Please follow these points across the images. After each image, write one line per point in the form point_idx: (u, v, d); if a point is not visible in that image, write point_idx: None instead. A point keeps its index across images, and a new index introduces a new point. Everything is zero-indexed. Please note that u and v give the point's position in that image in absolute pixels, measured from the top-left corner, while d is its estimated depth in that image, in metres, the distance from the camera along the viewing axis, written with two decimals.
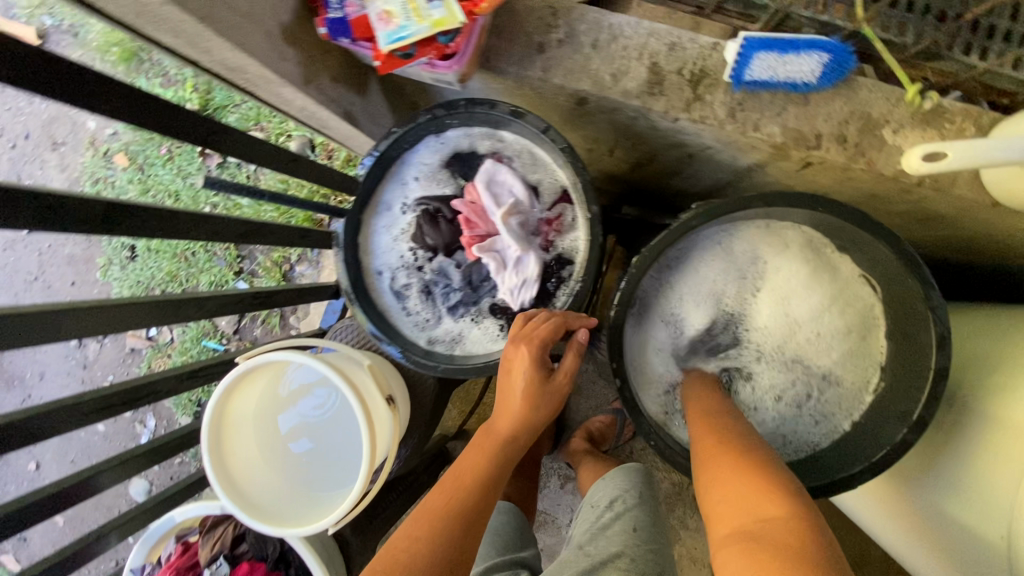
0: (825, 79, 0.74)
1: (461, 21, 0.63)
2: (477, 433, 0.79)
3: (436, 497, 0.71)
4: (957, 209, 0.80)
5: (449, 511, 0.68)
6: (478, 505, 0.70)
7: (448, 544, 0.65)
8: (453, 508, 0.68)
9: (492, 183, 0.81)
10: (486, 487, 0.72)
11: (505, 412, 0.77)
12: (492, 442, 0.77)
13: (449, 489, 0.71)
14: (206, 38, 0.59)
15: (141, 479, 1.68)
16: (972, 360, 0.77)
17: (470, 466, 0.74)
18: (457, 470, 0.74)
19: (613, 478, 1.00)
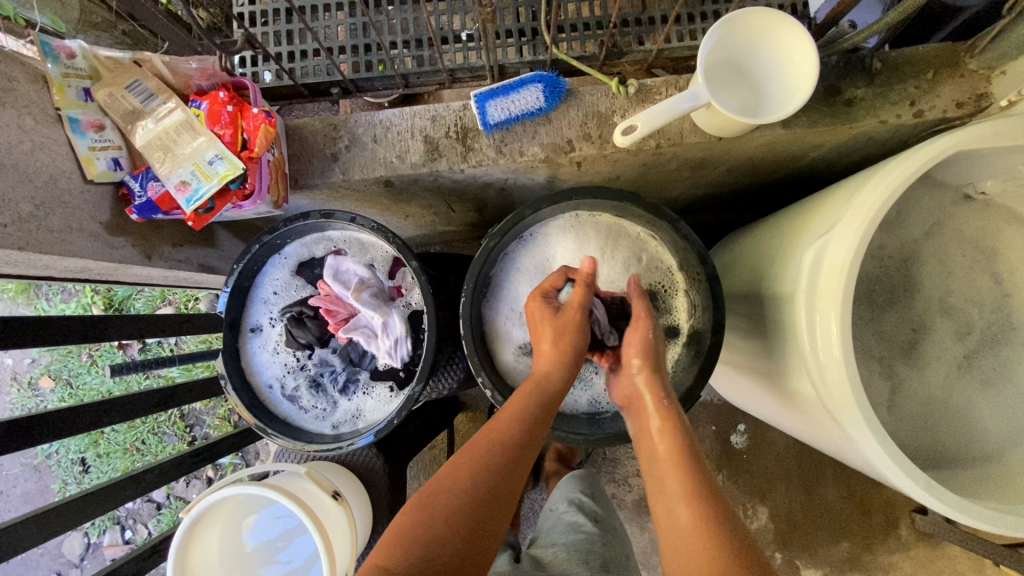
0: (551, 100, 0.92)
1: (242, 167, 0.79)
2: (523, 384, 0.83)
3: (476, 445, 0.76)
4: (705, 152, 0.98)
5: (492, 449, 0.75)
6: (511, 463, 0.74)
7: (482, 480, 0.72)
8: (481, 458, 0.74)
9: (339, 274, 0.93)
10: (529, 435, 0.77)
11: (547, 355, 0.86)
12: (530, 394, 0.81)
13: (486, 438, 0.76)
14: (36, 258, 0.71)
15: None
16: (760, 260, 0.92)
17: (509, 418, 0.78)
18: (500, 416, 0.78)
19: (569, 485, 1.12)
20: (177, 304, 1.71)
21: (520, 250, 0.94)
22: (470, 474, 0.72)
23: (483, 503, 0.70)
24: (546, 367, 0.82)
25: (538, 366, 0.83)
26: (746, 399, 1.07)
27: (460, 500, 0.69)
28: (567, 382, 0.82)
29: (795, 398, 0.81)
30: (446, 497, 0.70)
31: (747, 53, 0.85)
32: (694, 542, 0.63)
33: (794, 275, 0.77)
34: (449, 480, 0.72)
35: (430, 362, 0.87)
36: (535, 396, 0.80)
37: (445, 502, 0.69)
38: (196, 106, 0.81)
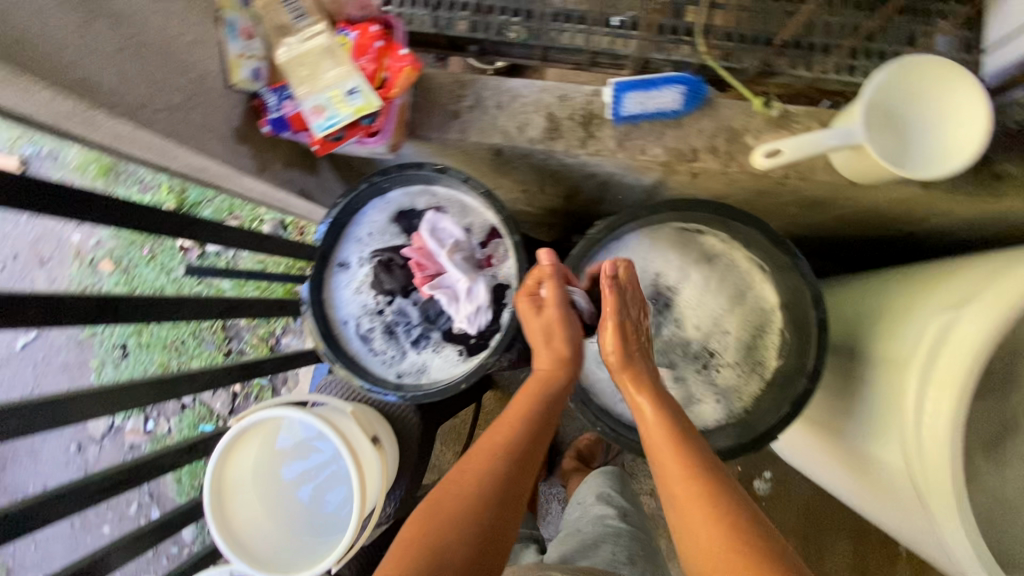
0: (688, 105, 0.89)
1: (378, 105, 0.78)
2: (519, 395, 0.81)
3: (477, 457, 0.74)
4: (826, 192, 0.94)
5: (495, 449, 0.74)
6: (518, 471, 0.73)
7: (490, 479, 0.72)
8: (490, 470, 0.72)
9: (436, 231, 0.93)
10: (535, 435, 0.77)
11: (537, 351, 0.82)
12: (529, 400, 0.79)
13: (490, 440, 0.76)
14: (171, 149, 0.71)
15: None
16: (863, 315, 0.89)
17: (506, 427, 0.77)
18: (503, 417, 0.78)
19: (596, 479, 1.11)
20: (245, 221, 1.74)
21: (619, 250, 0.90)
22: (476, 474, 0.72)
23: (496, 516, 0.70)
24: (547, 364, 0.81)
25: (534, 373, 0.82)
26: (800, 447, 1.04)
27: (471, 516, 0.68)
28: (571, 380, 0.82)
29: (871, 463, 0.78)
30: (455, 497, 0.70)
31: (909, 100, 0.80)
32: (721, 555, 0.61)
33: (910, 341, 0.74)
34: (457, 497, 0.70)
35: (510, 338, 0.88)
36: (537, 395, 0.80)
37: (453, 505, 0.69)
38: (343, 35, 0.82)
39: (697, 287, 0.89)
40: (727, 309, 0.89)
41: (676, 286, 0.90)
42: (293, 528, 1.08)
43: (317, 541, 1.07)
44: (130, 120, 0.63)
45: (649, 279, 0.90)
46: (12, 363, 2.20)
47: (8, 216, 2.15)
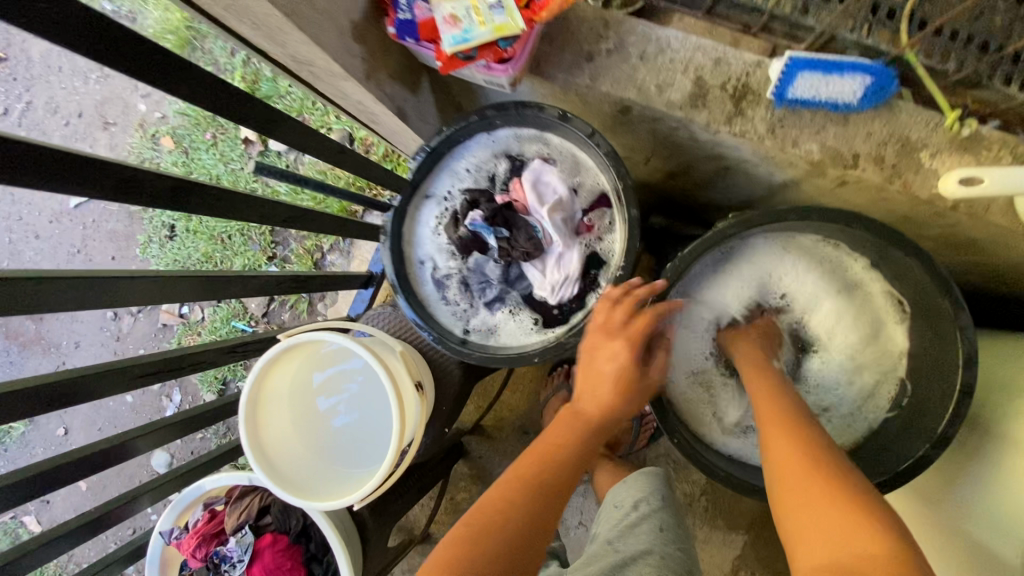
0: (865, 101, 0.76)
1: (521, 28, 0.67)
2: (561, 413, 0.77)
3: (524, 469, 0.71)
4: (990, 235, 0.81)
5: (537, 481, 0.69)
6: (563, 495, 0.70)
7: (534, 508, 0.67)
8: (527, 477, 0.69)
9: (538, 184, 0.84)
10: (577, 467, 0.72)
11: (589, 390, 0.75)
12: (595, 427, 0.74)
13: (534, 467, 0.71)
14: (286, 33, 0.66)
15: (163, 453, 2.03)
16: (997, 385, 0.77)
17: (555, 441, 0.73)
18: (548, 444, 0.73)
19: (634, 480, 0.96)
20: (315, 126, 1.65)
21: (740, 252, 0.82)
22: (519, 503, 0.67)
23: (538, 531, 0.66)
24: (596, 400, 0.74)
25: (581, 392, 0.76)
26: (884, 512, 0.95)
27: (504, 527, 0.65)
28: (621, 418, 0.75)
29: (975, 554, 0.69)
30: (499, 523, 0.65)
31: None
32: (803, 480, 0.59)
33: None
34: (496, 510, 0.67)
35: (598, 322, 0.79)
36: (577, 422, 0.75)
37: (495, 532, 0.64)
38: None
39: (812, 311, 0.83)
40: (843, 341, 0.82)
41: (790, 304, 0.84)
42: (324, 452, 1.06)
43: (347, 469, 1.05)
44: None
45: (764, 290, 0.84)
46: (61, 220, 2.20)
47: (77, 70, 2.09)
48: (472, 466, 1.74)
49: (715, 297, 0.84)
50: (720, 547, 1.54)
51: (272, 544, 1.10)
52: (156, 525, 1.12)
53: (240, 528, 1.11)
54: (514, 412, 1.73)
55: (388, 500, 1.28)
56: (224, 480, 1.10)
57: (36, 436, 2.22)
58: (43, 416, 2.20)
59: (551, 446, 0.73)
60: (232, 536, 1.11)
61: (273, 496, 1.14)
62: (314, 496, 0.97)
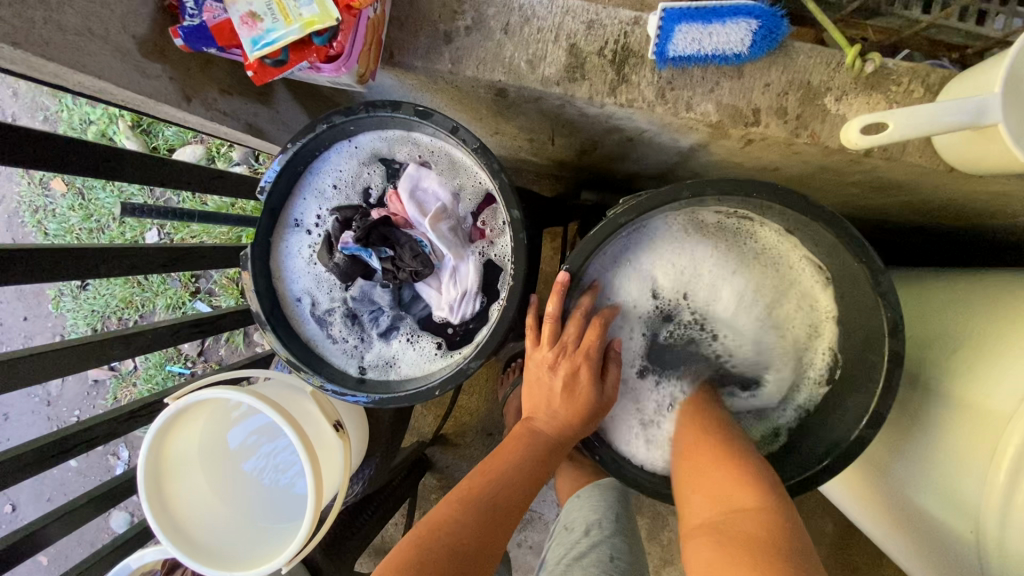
0: (756, 49, 0.67)
1: (337, 18, 0.57)
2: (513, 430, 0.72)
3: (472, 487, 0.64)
4: (911, 176, 0.74)
5: (490, 494, 0.63)
6: (512, 510, 0.64)
7: (482, 521, 0.61)
8: (479, 499, 0.63)
9: (416, 191, 0.73)
10: (529, 483, 0.66)
11: (538, 406, 0.71)
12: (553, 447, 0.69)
13: (486, 477, 0.65)
14: (41, 64, 0.53)
15: (122, 512, 1.84)
16: (931, 337, 0.72)
17: (510, 461, 0.67)
18: (500, 456, 0.68)
19: (588, 498, 0.89)
20: (209, 148, 1.50)
21: (642, 229, 0.72)
22: (470, 517, 0.61)
23: (486, 542, 0.60)
24: (542, 414, 0.70)
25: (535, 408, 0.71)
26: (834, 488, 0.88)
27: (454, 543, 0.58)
28: (567, 443, 0.69)
29: (928, 528, 0.65)
30: (447, 535, 0.58)
31: None
32: (712, 458, 0.64)
33: (1005, 400, 0.57)
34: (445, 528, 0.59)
35: (498, 340, 0.70)
36: (530, 439, 0.69)
37: (442, 542, 0.57)
38: None
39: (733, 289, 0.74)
40: (769, 315, 0.74)
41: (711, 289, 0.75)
42: (244, 511, 0.97)
43: (268, 529, 0.96)
44: None
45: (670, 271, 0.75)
46: None
47: None
48: (440, 477, 1.67)
49: (625, 287, 0.74)
50: None
51: None
52: None
53: None
54: (474, 416, 1.65)
55: (341, 542, 1.19)
56: (150, 557, 0.99)
57: None
58: None
59: (501, 457, 0.68)
60: None
61: None
62: (227, 564, 0.88)
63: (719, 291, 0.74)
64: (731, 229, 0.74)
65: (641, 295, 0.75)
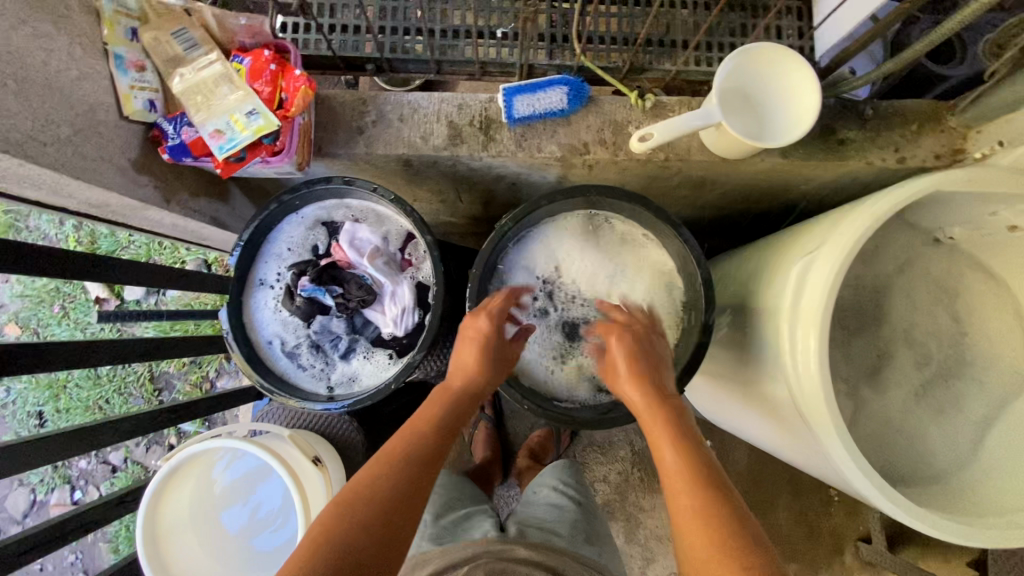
0: (573, 104, 0.98)
1: (277, 124, 0.81)
2: (436, 389, 0.86)
3: (398, 439, 0.77)
4: (706, 171, 1.05)
5: (416, 444, 0.76)
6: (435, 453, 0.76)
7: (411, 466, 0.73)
8: (414, 445, 0.76)
9: (354, 240, 0.95)
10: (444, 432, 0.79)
11: (459, 367, 0.86)
12: (467, 400, 0.84)
13: (413, 426, 0.79)
14: (66, 184, 0.72)
15: None
16: (750, 275, 0.98)
17: (431, 418, 0.80)
18: (426, 410, 0.82)
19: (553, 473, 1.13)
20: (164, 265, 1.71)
21: (526, 249, 0.99)
22: (405, 467, 0.73)
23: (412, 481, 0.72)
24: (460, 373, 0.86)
25: (455, 376, 0.85)
26: (731, 418, 1.10)
27: (392, 481, 0.71)
28: (486, 388, 0.85)
29: (772, 405, 0.87)
30: (378, 480, 0.70)
31: (756, 81, 0.91)
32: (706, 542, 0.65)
33: (784, 294, 0.83)
34: (370, 475, 0.71)
35: (433, 337, 0.91)
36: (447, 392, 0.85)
37: (379, 490, 0.70)
38: (237, 62, 0.84)
39: (604, 282, 0.98)
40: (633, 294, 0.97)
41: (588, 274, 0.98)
42: (234, 563, 1.05)
43: None
44: (14, 156, 0.63)
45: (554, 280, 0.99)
46: None
47: None
48: None
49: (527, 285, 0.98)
50: (664, 507, 1.70)
51: None
52: None
53: None
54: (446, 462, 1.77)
55: None
56: None
57: None
58: None
59: (428, 412, 0.82)
60: None
61: None
62: None
63: (592, 273, 0.98)
64: (594, 226, 0.99)
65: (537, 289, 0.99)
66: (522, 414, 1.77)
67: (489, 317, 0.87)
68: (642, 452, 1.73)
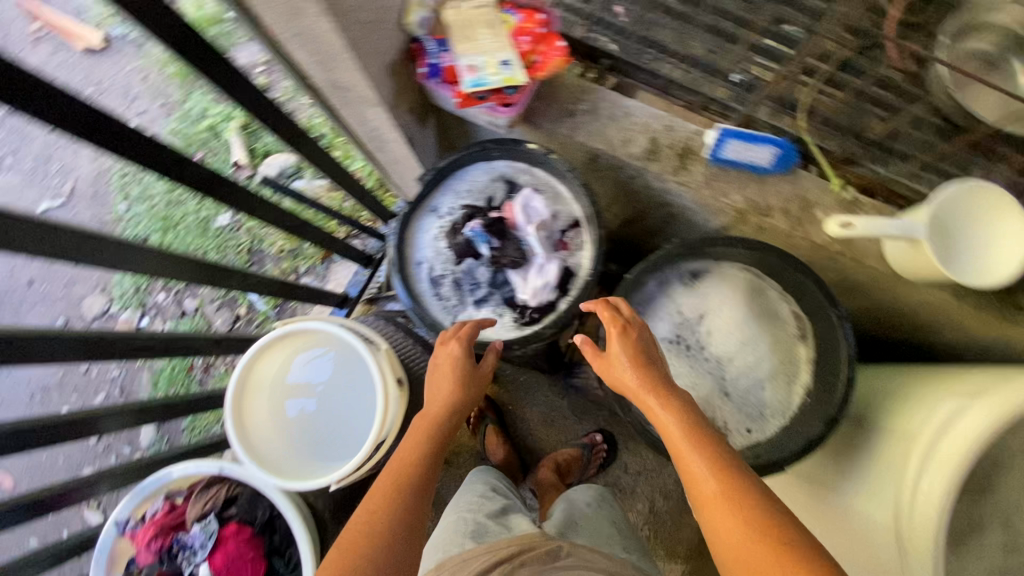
0: (777, 166, 1.00)
1: (524, 81, 0.88)
2: (416, 418, 0.88)
3: (386, 479, 0.80)
4: (870, 278, 1.04)
5: (403, 479, 0.79)
6: (423, 482, 0.80)
7: (402, 497, 0.77)
8: (403, 477, 0.79)
9: (527, 206, 1.00)
10: (428, 460, 0.83)
11: (436, 393, 0.89)
12: (449, 423, 0.87)
13: (399, 458, 0.82)
14: (341, 60, 0.79)
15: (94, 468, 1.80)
16: (879, 393, 0.97)
17: (409, 447, 0.83)
18: (402, 448, 0.84)
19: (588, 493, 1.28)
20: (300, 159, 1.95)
21: (681, 278, 1.00)
22: (395, 502, 0.76)
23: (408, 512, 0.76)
24: (437, 399, 0.88)
25: (433, 402, 0.88)
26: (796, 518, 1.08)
27: (390, 517, 0.74)
28: (462, 410, 0.89)
29: (858, 522, 0.86)
30: (374, 519, 0.74)
31: (966, 217, 0.91)
32: (734, 530, 0.65)
33: (920, 425, 0.82)
34: (366, 516, 0.74)
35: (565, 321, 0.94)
36: (426, 418, 0.87)
37: (373, 531, 0.73)
38: (508, 14, 0.91)
39: (741, 345, 0.96)
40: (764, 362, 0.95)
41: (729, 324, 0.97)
42: (294, 443, 1.09)
43: (312, 463, 1.09)
44: (329, 21, 0.71)
45: (688, 327, 1.00)
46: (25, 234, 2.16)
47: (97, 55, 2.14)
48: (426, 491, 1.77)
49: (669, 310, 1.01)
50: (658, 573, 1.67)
51: (237, 532, 1.10)
52: (114, 513, 1.13)
53: (205, 514, 1.11)
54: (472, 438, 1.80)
55: (347, 505, 1.29)
56: (194, 467, 1.13)
57: None
58: None
59: (406, 443, 0.84)
60: (197, 522, 1.11)
61: (241, 487, 1.16)
62: (282, 475, 1.05)
63: (733, 326, 0.96)
64: (758, 285, 0.98)
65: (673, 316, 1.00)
66: (560, 427, 1.78)
67: (460, 342, 0.90)
68: (659, 514, 1.70)
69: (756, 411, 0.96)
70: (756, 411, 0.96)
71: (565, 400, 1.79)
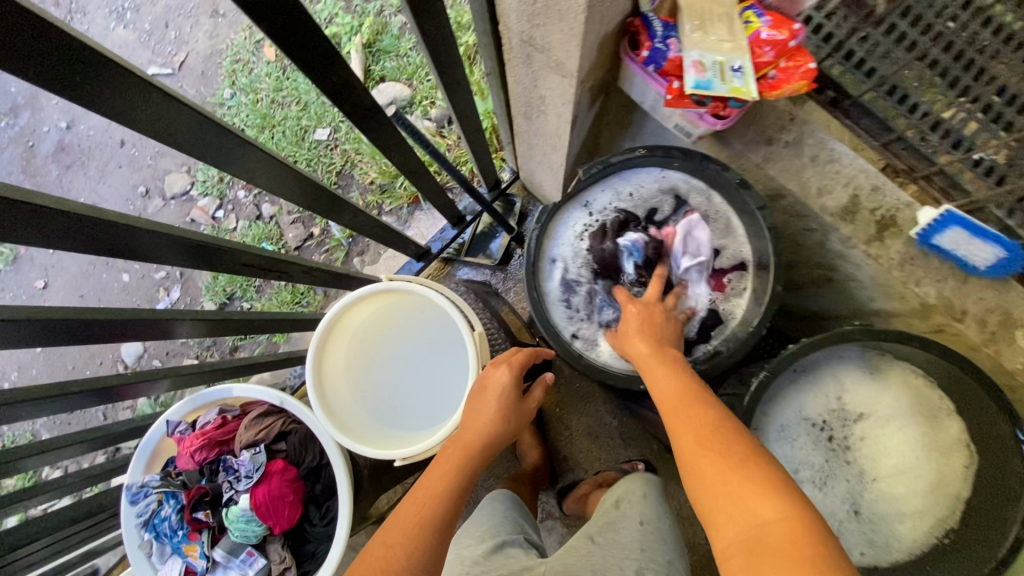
0: (991, 270, 0.83)
1: (754, 96, 0.74)
2: (448, 446, 0.83)
3: (410, 511, 0.71)
4: None
5: (428, 516, 0.70)
6: (450, 521, 0.72)
7: (428, 534, 0.68)
8: (432, 511, 0.71)
9: (689, 234, 0.87)
10: (456, 495, 0.74)
11: (474, 422, 0.85)
12: (483, 455, 0.81)
13: (427, 486, 0.75)
14: (564, 17, 0.69)
15: (138, 344, 1.75)
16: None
17: (440, 475, 0.76)
18: (426, 482, 0.76)
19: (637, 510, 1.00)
20: (415, 94, 1.85)
21: (846, 364, 0.92)
22: (418, 541, 0.67)
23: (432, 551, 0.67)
24: (475, 431, 0.84)
25: (469, 431, 0.84)
26: None
27: (412, 556, 0.65)
28: (497, 446, 0.84)
29: None
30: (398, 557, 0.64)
31: None
32: (718, 466, 0.57)
33: None
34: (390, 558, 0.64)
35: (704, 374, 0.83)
36: (463, 450, 0.81)
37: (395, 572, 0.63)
38: (752, 12, 0.77)
39: (890, 459, 0.88)
40: (907, 485, 0.87)
41: (881, 430, 0.89)
42: (363, 400, 1.04)
43: (377, 426, 1.03)
44: None
45: (841, 419, 0.92)
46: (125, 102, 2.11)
47: None
48: None
49: (824, 392, 0.92)
50: None
51: (282, 471, 1.05)
52: (167, 412, 1.09)
53: (255, 444, 1.06)
54: None
55: (388, 468, 1.24)
56: (256, 392, 1.08)
57: (9, 280, 2.02)
58: (25, 262, 2.04)
59: (435, 473, 0.77)
60: (245, 450, 1.05)
61: (296, 425, 1.11)
62: (348, 433, 0.98)
63: (883, 434, 0.89)
64: (930, 401, 0.87)
65: (827, 399, 0.92)
66: (605, 446, 1.69)
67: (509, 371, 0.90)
68: None
69: (879, 534, 0.87)
70: (879, 533, 0.87)
71: (617, 420, 1.70)
